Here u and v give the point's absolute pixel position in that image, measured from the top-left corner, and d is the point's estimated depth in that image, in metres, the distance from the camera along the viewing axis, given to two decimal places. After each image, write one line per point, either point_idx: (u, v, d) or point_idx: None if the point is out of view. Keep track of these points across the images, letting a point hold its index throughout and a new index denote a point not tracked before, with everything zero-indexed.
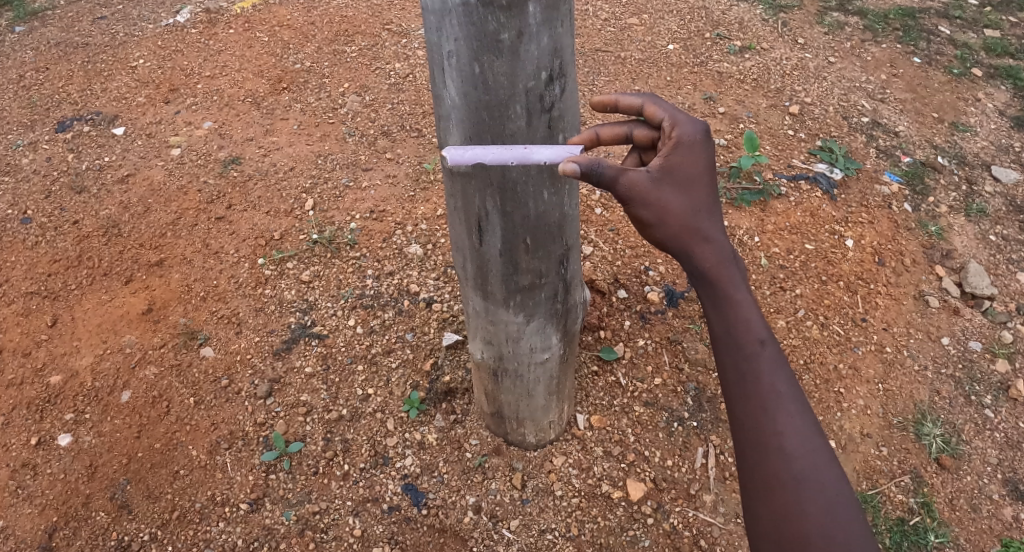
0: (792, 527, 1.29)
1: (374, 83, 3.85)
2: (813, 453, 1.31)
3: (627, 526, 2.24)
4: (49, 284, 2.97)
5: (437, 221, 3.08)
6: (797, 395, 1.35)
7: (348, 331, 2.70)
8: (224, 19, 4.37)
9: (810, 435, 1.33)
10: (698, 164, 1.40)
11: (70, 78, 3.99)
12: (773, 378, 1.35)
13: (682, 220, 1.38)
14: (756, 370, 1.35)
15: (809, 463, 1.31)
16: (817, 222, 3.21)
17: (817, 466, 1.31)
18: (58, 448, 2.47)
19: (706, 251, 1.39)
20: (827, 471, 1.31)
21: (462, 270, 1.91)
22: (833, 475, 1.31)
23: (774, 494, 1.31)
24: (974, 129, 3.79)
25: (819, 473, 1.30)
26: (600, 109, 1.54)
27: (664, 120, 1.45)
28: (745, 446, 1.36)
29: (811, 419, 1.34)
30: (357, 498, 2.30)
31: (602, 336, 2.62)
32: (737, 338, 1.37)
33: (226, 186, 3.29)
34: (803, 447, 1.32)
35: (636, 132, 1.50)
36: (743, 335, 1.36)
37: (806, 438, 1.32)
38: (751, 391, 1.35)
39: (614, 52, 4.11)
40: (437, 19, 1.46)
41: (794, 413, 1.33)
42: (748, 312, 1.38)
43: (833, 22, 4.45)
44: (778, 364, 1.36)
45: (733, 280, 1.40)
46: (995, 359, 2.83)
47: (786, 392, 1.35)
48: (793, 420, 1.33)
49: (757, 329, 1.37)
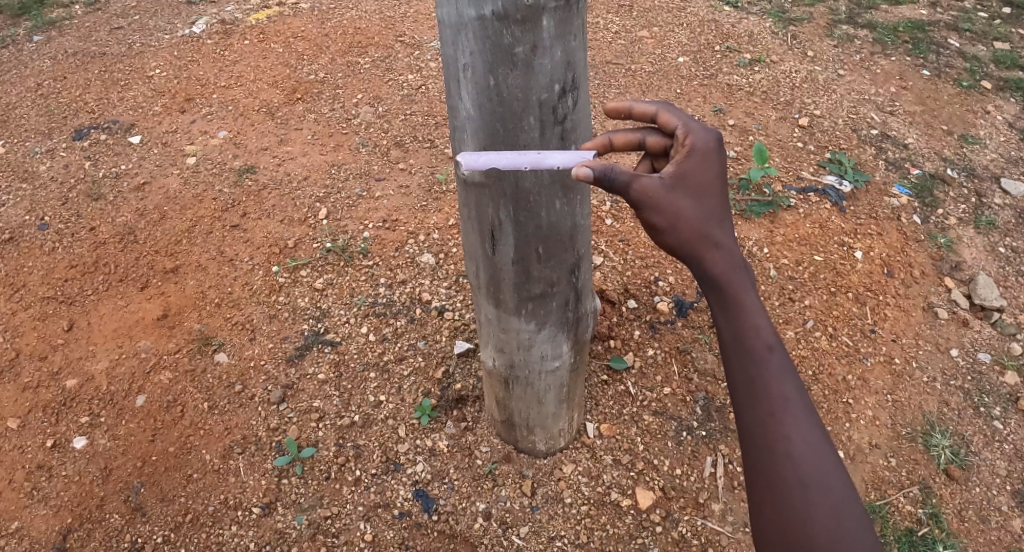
0: (797, 531, 1.31)
1: (387, 94, 3.90)
2: (820, 459, 1.33)
3: (636, 534, 2.25)
4: (66, 290, 3.02)
5: (449, 231, 3.11)
6: (804, 400, 1.37)
7: (361, 338, 2.73)
8: (239, 31, 4.43)
9: (816, 439, 1.34)
10: (711, 172, 1.43)
11: (87, 88, 4.07)
12: (781, 383, 1.37)
13: (693, 226, 1.41)
14: (764, 375, 1.38)
15: (815, 468, 1.32)
16: (827, 233, 3.22)
17: (823, 471, 1.32)
18: (73, 450, 2.51)
19: (716, 257, 1.42)
20: (832, 477, 1.32)
21: (475, 279, 1.94)
22: (840, 481, 1.32)
23: (780, 498, 1.33)
24: (984, 141, 3.81)
25: (826, 478, 1.32)
26: (614, 116, 1.54)
27: (678, 128, 1.47)
28: (752, 450, 1.38)
29: (817, 424, 1.36)
30: (369, 504, 2.32)
31: (612, 346, 2.65)
32: (746, 343, 1.39)
33: (242, 195, 3.34)
34: (810, 453, 1.33)
35: (648, 140, 1.52)
36: (752, 341, 1.39)
37: (812, 444, 1.34)
38: (758, 395, 1.37)
39: (625, 64, 4.15)
40: (453, 33, 1.49)
41: (801, 418, 1.35)
42: (757, 317, 1.40)
43: (843, 35, 4.48)
44: (784, 369, 1.38)
45: (742, 286, 1.42)
46: (1004, 371, 2.84)
47: (794, 397, 1.37)
48: (800, 425, 1.35)
49: (765, 335, 1.39)
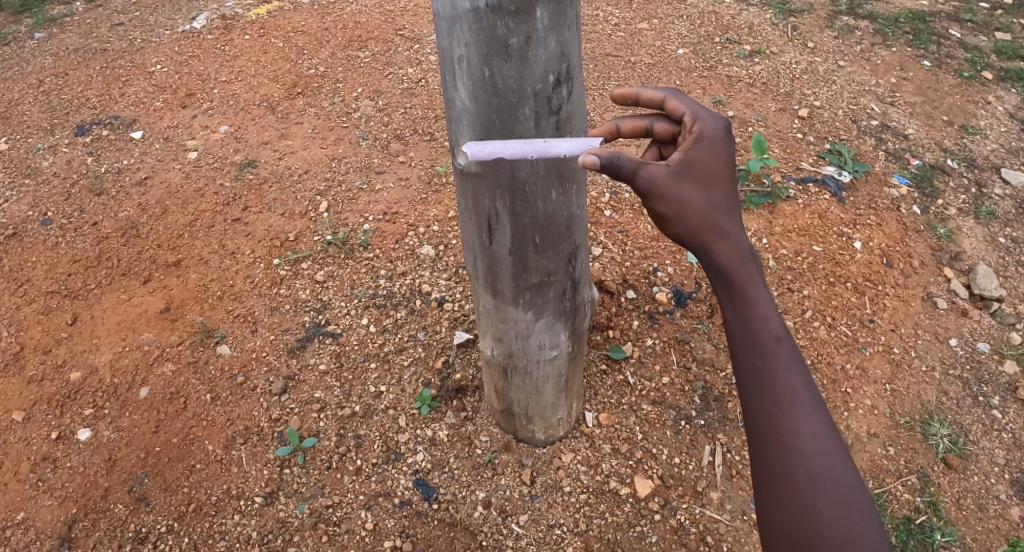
0: (804, 524, 1.31)
1: (387, 88, 3.91)
2: (828, 452, 1.34)
3: (634, 522, 2.27)
4: (69, 284, 3.04)
5: (449, 223, 3.13)
6: (812, 392, 1.38)
7: (361, 330, 2.75)
8: (239, 26, 4.45)
9: (824, 433, 1.35)
10: (718, 160, 1.45)
11: (88, 83, 4.08)
12: (790, 375, 1.38)
13: (701, 215, 1.43)
14: (772, 367, 1.39)
15: (823, 461, 1.33)
16: (826, 224, 3.23)
17: (830, 465, 1.33)
18: (78, 442, 2.54)
19: (724, 246, 1.43)
20: (840, 469, 1.34)
21: (473, 269, 1.95)
22: (847, 474, 1.34)
23: (788, 491, 1.33)
24: (984, 132, 3.80)
25: (834, 471, 1.33)
26: (621, 102, 1.58)
27: (686, 115, 1.50)
28: (760, 442, 1.38)
29: (824, 417, 1.37)
30: (370, 493, 2.35)
31: (611, 336, 2.67)
32: (754, 334, 1.40)
33: (243, 189, 3.36)
34: (817, 446, 1.34)
35: (655, 126, 1.55)
36: (759, 332, 1.40)
37: (819, 438, 1.35)
38: (767, 387, 1.38)
39: (624, 56, 4.16)
40: (448, 25, 1.50)
41: (809, 410, 1.36)
42: (765, 309, 1.41)
43: (843, 27, 4.47)
44: (792, 361, 1.39)
45: (750, 277, 1.43)
46: (1003, 361, 2.85)
47: (802, 390, 1.38)
48: (808, 417, 1.36)
49: (773, 326, 1.40)
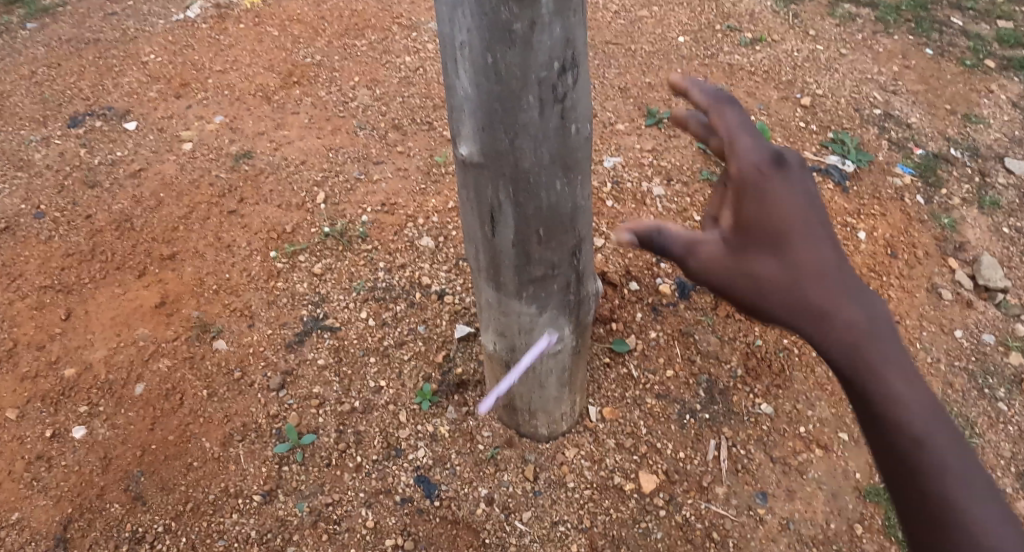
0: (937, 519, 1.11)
1: (384, 76, 3.85)
2: (940, 432, 1.14)
3: (639, 518, 2.25)
4: (63, 278, 2.99)
5: (449, 214, 3.08)
6: (909, 366, 1.17)
7: (360, 323, 2.71)
8: (234, 14, 4.37)
9: (929, 411, 1.15)
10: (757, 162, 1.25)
11: (81, 74, 4.01)
12: (883, 353, 1.16)
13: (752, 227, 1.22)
14: (864, 347, 1.16)
15: (936, 443, 1.13)
16: (830, 214, 3.17)
17: (943, 443, 1.13)
18: (72, 440, 2.49)
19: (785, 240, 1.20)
20: (952, 447, 1.13)
21: (475, 262, 1.91)
22: (961, 451, 1.13)
23: (912, 486, 1.13)
24: (987, 121, 3.76)
25: (947, 452, 1.13)
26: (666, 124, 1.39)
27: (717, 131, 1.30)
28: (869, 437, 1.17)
29: (925, 390, 1.16)
30: (370, 490, 2.31)
31: (614, 329, 2.64)
32: (837, 318, 1.17)
33: (239, 180, 3.31)
34: (927, 428, 1.14)
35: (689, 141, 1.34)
36: (842, 316, 1.17)
37: (927, 415, 1.14)
38: (863, 371, 1.16)
39: (625, 44, 4.10)
40: (449, 10, 1.44)
41: (910, 387, 1.15)
42: (841, 290, 1.18)
43: (845, 14, 4.42)
44: (883, 338, 1.17)
45: (820, 257, 1.20)
46: (1009, 352, 2.82)
47: (899, 366, 1.16)
48: (910, 397, 1.14)
49: (853, 306, 1.17)
